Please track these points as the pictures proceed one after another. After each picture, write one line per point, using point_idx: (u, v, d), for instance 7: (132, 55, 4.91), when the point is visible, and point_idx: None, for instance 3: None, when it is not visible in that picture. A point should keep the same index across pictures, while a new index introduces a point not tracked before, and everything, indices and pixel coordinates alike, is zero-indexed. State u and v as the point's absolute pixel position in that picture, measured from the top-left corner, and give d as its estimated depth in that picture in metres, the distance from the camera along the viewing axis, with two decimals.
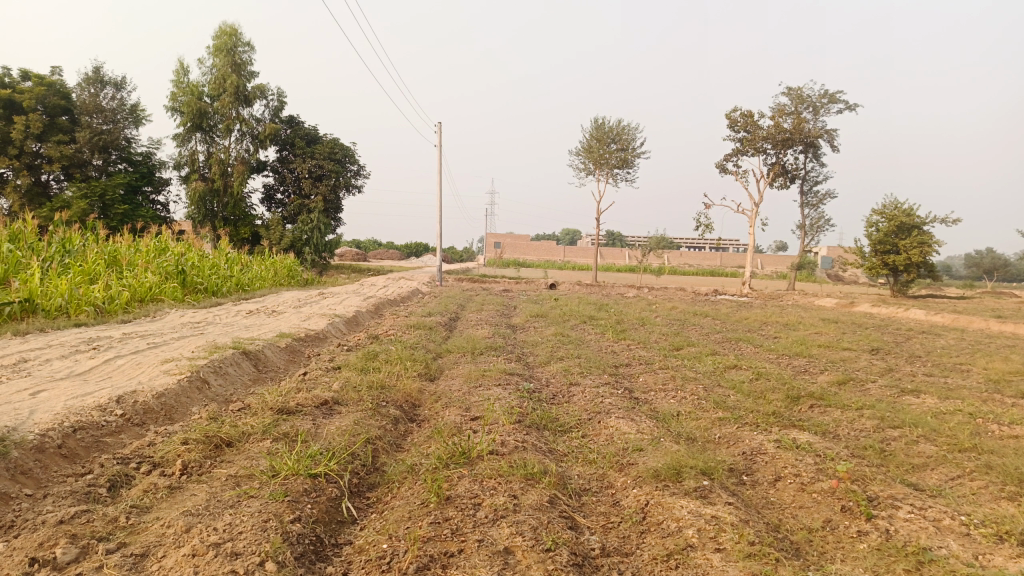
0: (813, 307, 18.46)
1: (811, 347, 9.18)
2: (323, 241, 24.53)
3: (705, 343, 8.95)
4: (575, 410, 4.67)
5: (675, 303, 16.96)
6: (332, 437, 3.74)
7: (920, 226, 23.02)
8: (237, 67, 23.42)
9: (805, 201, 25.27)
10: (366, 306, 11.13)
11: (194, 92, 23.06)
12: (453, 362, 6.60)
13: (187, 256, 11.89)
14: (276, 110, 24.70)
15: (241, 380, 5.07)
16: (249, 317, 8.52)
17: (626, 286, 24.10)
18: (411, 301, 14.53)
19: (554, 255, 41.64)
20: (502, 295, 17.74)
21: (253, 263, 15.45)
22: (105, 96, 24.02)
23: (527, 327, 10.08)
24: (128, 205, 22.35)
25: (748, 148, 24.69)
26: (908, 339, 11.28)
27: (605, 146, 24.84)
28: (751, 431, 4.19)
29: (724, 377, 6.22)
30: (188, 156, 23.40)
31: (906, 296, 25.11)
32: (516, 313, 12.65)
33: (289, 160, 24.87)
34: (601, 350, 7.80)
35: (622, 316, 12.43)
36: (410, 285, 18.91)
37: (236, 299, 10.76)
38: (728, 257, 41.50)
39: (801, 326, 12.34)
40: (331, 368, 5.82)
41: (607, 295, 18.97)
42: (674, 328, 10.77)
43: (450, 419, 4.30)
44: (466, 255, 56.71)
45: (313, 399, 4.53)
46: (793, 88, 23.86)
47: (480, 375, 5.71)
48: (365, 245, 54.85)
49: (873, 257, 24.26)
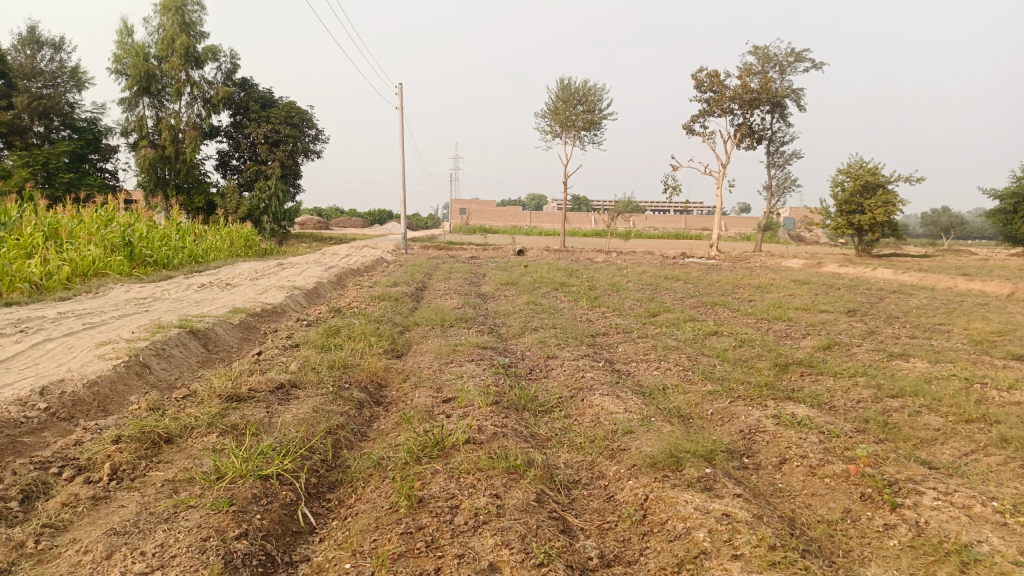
0: (781, 268, 18.42)
1: (788, 310, 8.98)
2: (282, 209, 23.72)
3: (681, 308, 8.68)
4: (555, 387, 4.32)
5: (644, 267, 16.72)
6: (288, 428, 3.33)
7: (885, 185, 23.05)
8: (185, 27, 22.22)
9: (771, 161, 25.13)
10: (327, 277, 10.63)
11: (140, 54, 21.85)
12: (421, 336, 6.19)
13: (135, 226, 11.20)
14: (228, 72, 23.59)
15: (187, 363, 4.61)
16: (201, 291, 7.97)
17: (594, 250, 23.87)
18: (375, 270, 14.01)
19: (520, 221, 41.22)
20: (470, 262, 17.33)
21: (208, 233, 14.76)
22: (43, 58, 22.65)
23: (497, 295, 9.69)
24: (74, 173, 21.26)
25: (715, 108, 24.42)
26: (881, 299, 11.18)
27: (571, 108, 24.32)
28: (746, 406, 3.88)
29: (708, 345, 5.92)
30: (135, 121, 22.29)
31: (871, 255, 25.29)
32: (485, 280, 12.27)
33: (244, 125, 23.87)
34: (575, 319, 7.46)
35: (593, 282, 12.11)
36: (374, 253, 18.36)
37: (188, 272, 10.16)
38: (693, 220, 41.48)
39: (773, 288, 12.19)
40: (290, 346, 5.38)
41: (576, 260, 18.67)
42: (647, 293, 10.48)
43: (421, 402, 3.91)
44: (430, 221, 55.96)
45: (267, 383, 4.10)
46: (760, 47, 23.57)
47: (451, 350, 5.32)
48: (326, 213, 53.86)
49: (838, 217, 24.30)
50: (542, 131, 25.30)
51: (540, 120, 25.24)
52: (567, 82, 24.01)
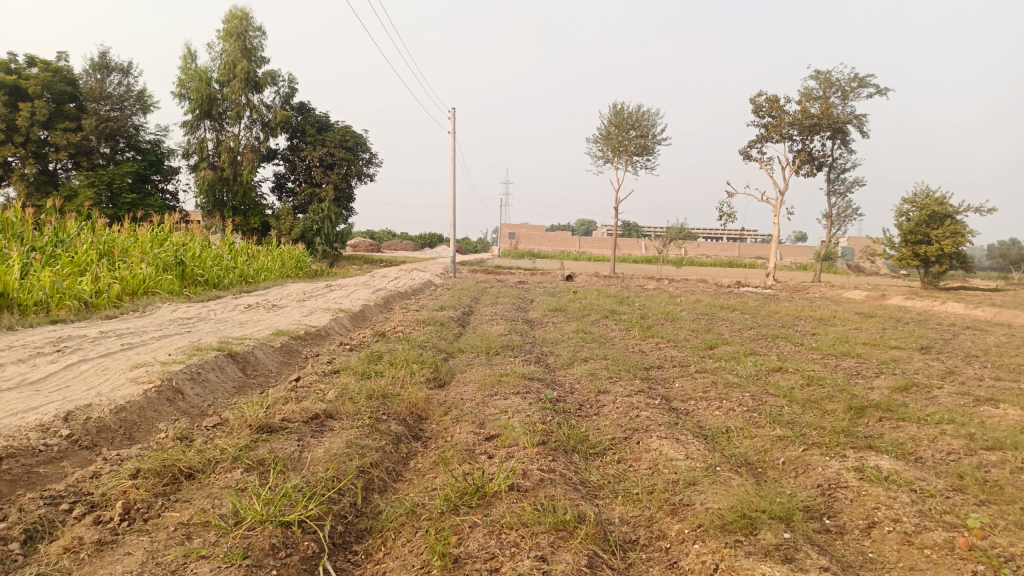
0: (842, 300, 17.67)
1: (856, 345, 8.43)
2: (334, 231, 23.96)
3: (740, 340, 8.22)
4: (607, 427, 3.98)
5: (698, 296, 16.20)
6: (317, 465, 3.08)
7: (953, 215, 22.03)
8: (247, 52, 22.78)
9: (831, 189, 24.33)
10: (374, 300, 10.50)
11: (203, 78, 22.46)
12: (466, 364, 5.92)
13: (188, 246, 11.29)
14: (286, 96, 24.07)
15: (222, 389, 4.42)
16: (247, 312, 7.88)
17: (645, 278, 23.42)
18: (422, 293, 13.87)
19: (570, 246, 40.93)
20: (518, 287, 17.10)
21: (260, 253, 14.88)
22: (112, 83, 23.49)
23: (545, 322, 9.38)
24: (136, 193, 21.90)
25: (773, 134, 23.83)
26: (955, 335, 10.49)
27: (624, 133, 24.03)
28: (823, 456, 3.48)
29: (772, 383, 5.50)
30: (196, 144, 22.87)
31: (938, 287, 24.15)
32: (533, 306, 11.98)
33: (300, 148, 24.27)
34: (628, 350, 7.11)
35: (645, 310, 11.71)
36: (422, 276, 18.29)
37: (237, 292, 10.15)
38: (747, 248, 40.54)
39: (837, 321, 11.57)
40: (330, 372, 5.17)
41: (627, 287, 18.27)
42: (703, 323, 10.04)
43: (462, 439, 3.62)
44: (480, 245, 56.10)
45: (301, 412, 3.87)
46: (821, 72, 22.96)
47: (496, 381, 5.02)
48: (378, 235, 54.52)
49: (902, 247, 23.32)
50: (594, 156, 25.05)
51: (593, 145, 24.99)
52: (620, 107, 23.78)
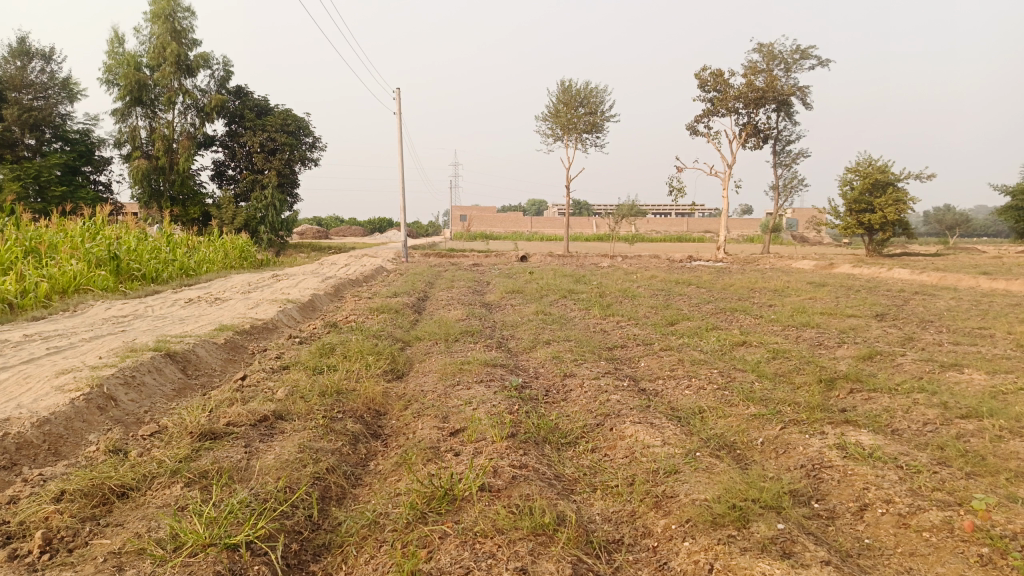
0: (792, 270, 17.94)
1: (814, 315, 8.44)
2: (279, 219, 23.26)
3: (700, 315, 8.14)
4: (577, 413, 3.79)
5: (653, 271, 16.19)
6: (267, 473, 2.80)
7: (895, 183, 22.52)
8: (177, 35, 21.78)
9: (777, 161, 24.62)
10: (324, 288, 10.12)
11: (131, 63, 21.40)
12: (424, 352, 5.67)
13: (123, 239, 10.68)
14: (222, 80, 23.15)
15: (160, 392, 4.08)
16: (188, 306, 7.45)
17: (599, 255, 23.36)
18: (374, 280, 13.49)
19: (521, 226, 40.75)
20: (472, 269, 16.84)
21: (201, 244, 14.27)
22: (33, 70, 22.20)
23: (503, 305, 9.16)
24: (66, 186, 20.83)
25: (720, 108, 23.95)
26: (905, 301, 10.65)
27: (573, 111, 23.84)
28: (802, 435, 3.35)
29: (739, 358, 5.39)
30: (128, 132, 21.83)
31: (882, 254, 24.73)
32: (489, 288, 11.75)
33: (239, 134, 23.41)
34: (589, 329, 6.95)
35: (602, 287, 11.58)
36: (374, 262, 17.90)
37: (178, 286, 9.64)
38: (696, 223, 40.97)
39: (791, 292, 11.65)
40: (279, 369, 4.85)
41: (581, 266, 18.21)
42: (661, 299, 9.96)
43: (425, 436, 3.38)
44: (431, 228, 55.47)
45: (247, 415, 3.58)
46: (764, 44, 23.12)
47: (457, 369, 4.78)
48: (326, 222, 53.41)
49: (847, 216, 23.78)
50: (543, 134, 24.80)
51: (541, 124, 24.73)
52: (568, 84, 23.54)
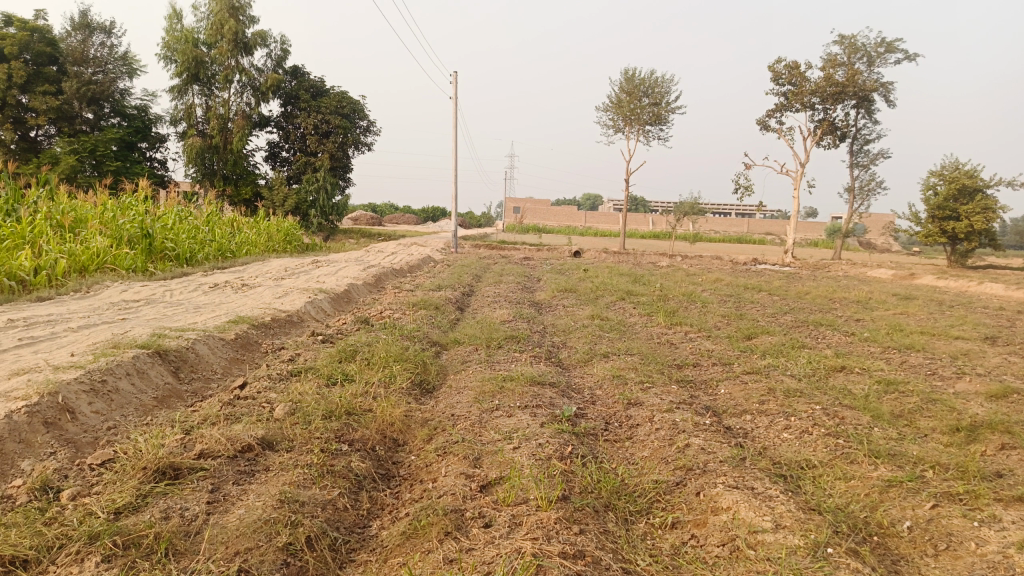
0: (868, 279, 16.61)
1: (910, 334, 7.35)
2: (330, 203, 22.87)
3: (779, 329, 7.16)
4: (647, 465, 2.91)
5: (716, 274, 15.08)
6: (219, 548, 2.01)
7: (985, 189, 20.75)
8: (235, 12, 21.51)
9: (853, 161, 23.05)
10: (364, 278, 9.44)
11: (189, 39, 21.22)
12: (461, 361, 4.85)
13: (159, 215, 10.19)
14: (278, 60, 22.83)
15: (137, 402, 3.35)
16: (210, 292, 6.80)
17: (657, 255, 22.28)
18: (419, 270, 12.84)
19: (575, 220, 39.78)
20: (523, 263, 16.05)
21: (245, 225, 13.82)
22: (95, 44, 22.20)
23: (555, 306, 8.30)
24: (122, 162, 20.75)
25: (793, 103, 22.55)
26: (1011, 321, 9.37)
27: (636, 101, 22.74)
28: (968, 523, 2.40)
29: (842, 390, 4.42)
30: (184, 109, 21.67)
31: (965, 266, 22.88)
32: (540, 285, 10.93)
33: (294, 115, 23.04)
34: (653, 341, 6.05)
35: (663, 290, 10.60)
36: (423, 251, 17.30)
37: (210, 268, 9.05)
38: (757, 224, 39.33)
39: (875, 304, 10.48)
40: (288, 375, 4.09)
41: (637, 264, 17.32)
42: (731, 306, 8.98)
43: (448, 486, 2.56)
44: (484, 218, 54.92)
45: (226, 444, 2.81)
46: (846, 36, 21.62)
47: (498, 388, 3.94)
48: (380, 208, 53.33)
49: (929, 223, 22.07)
50: (604, 125, 23.79)
51: (603, 114, 23.72)
52: (632, 73, 22.45)
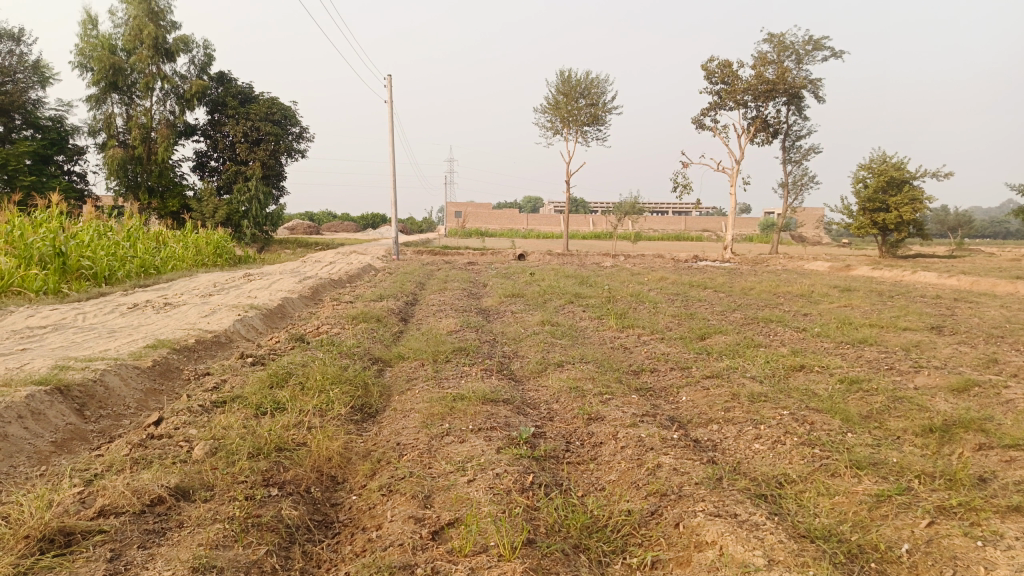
0: (807, 272, 16.90)
1: (860, 327, 7.30)
2: (263, 213, 22.07)
3: (731, 327, 7.02)
4: (617, 493, 2.63)
5: (661, 273, 15.04)
6: None
7: (911, 181, 21.40)
8: (155, 17, 20.56)
9: (787, 157, 23.51)
10: (300, 290, 8.96)
11: (106, 46, 20.18)
12: (406, 379, 4.49)
13: (73, 232, 9.48)
14: (203, 66, 21.93)
15: (29, 449, 2.88)
16: (128, 314, 6.25)
17: (600, 255, 22.21)
18: (359, 279, 12.36)
19: (517, 223, 39.61)
20: (466, 268, 15.72)
21: (171, 240, 13.09)
22: (1, 52, 20.86)
23: (502, 312, 7.98)
24: (36, 176, 19.55)
25: (727, 101, 22.86)
26: (950, 309, 9.52)
27: (573, 102, 22.68)
28: (972, 542, 2.19)
29: (806, 391, 4.24)
30: (103, 119, 20.56)
31: (896, 256, 23.56)
32: (485, 291, 10.62)
33: (222, 122, 22.16)
34: (607, 346, 5.82)
35: (610, 291, 10.42)
36: (363, 260, 16.80)
37: (131, 287, 8.43)
38: (695, 221, 39.90)
39: (820, 297, 10.52)
40: (211, 407, 3.66)
41: (581, 266, 17.20)
42: (680, 306, 8.84)
43: (395, 535, 2.23)
44: (425, 224, 54.28)
45: (132, 498, 2.40)
46: (775, 34, 22.03)
47: (447, 409, 3.61)
48: (318, 217, 52.11)
49: (860, 215, 22.65)
50: (542, 127, 23.67)
51: (540, 115, 23.59)
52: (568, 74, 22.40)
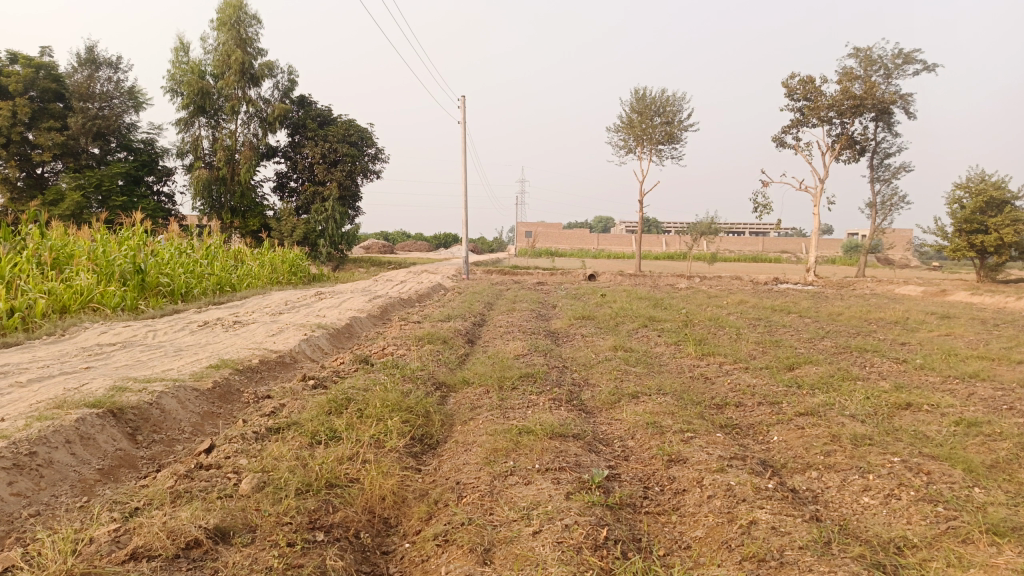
0: (898, 297, 15.91)
1: (968, 359, 6.63)
2: (339, 232, 22.46)
3: (821, 357, 6.48)
4: (704, 558, 2.27)
5: (740, 296, 14.41)
6: None
7: (1013, 201, 19.96)
8: (242, 43, 21.33)
9: (874, 175, 22.38)
10: (368, 310, 8.88)
11: (196, 71, 21.04)
12: (470, 407, 4.22)
13: (154, 250, 9.72)
14: (286, 90, 22.60)
15: (73, 477, 2.74)
16: (198, 332, 6.24)
17: (674, 276, 21.58)
18: (429, 299, 12.28)
19: (588, 243, 39.21)
20: (536, 288, 15.49)
21: (249, 258, 13.35)
22: (100, 78, 22.04)
23: (572, 336, 7.67)
24: (128, 196, 20.47)
25: (810, 118, 21.98)
26: None
27: (648, 120, 22.26)
28: None
29: (916, 434, 3.75)
30: (190, 141, 21.38)
31: (996, 280, 21.98)
32: (555, 312, 10.33)
33: (301, 144, 22.72)
34: (685, 376, 5.42)
35: (686, 315, 9.96)
36: (433, 279, 16.78)
37: (205, 304, 8.52)
38: (772, 242, 38.59)
39: (916, 325, 9.76)
40: (266, 434, 3.48)
41: (655, 288, 16.72)
42: (763, 332, 8.31)
43: None
44: (497, 244, 54.44)
45: (168, 540, 2.20)
46: (861, 48, 21.10)
47: (512, 444, 3.32)
48: (392, 237, 53.01)
49: (956, 237, 21.27)
50: (615, 146, 23.31)
51: (614, 134, 23.24)
52: (642, 92, 22.01)
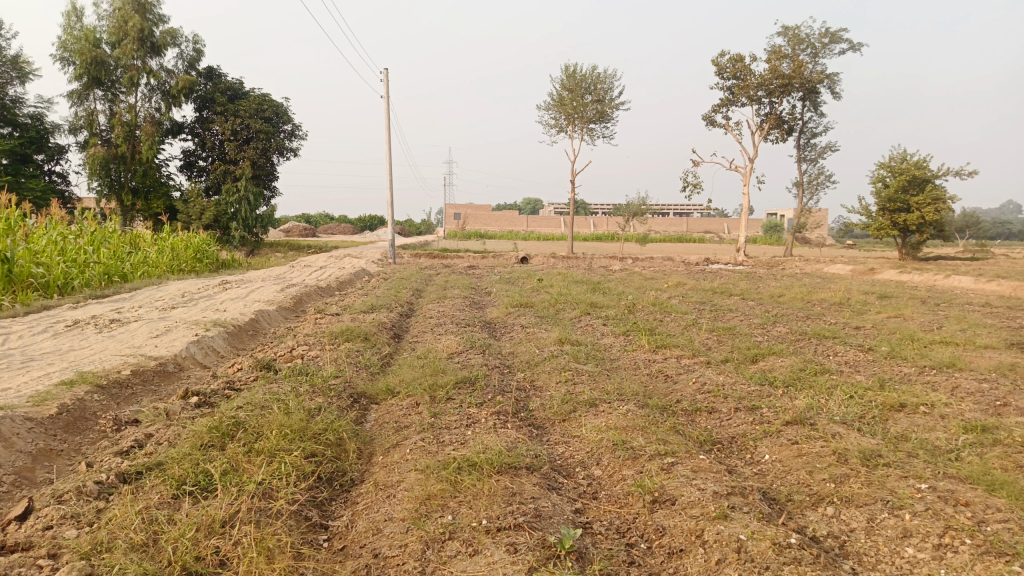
0: (830, 276, 15.91)
1: (933, 344, 6.21)
2: (253, 215, 21.04)
3: (782, 346, 5.93)
4: None
5: (676, 278, 14.03)
6: None
7: (934, 179, 20.30)
8: (142, 8, 19.49)
9: (801, 155, 22.47)
10: (281, 302, 7.89)
11: (88, 38, 19.09)
12: (394, 429, 3.40)
13: (26, 235, 8.40)
14: (191, 60, 20.85)
15: None
16: (63, 336, 5.16)
17: (607, 258, 21.24)
18: (351, 286, 11.31)
19: (517, 225, 38.60)
20: (466, 273, 14.70)
21: (147, 244, 12.02)
22: None
23: (510, 328, 6.91)
24: (13, 176, 18.45)
25: (739, 97, 21.82)
26: (1014, 320, 8.44)
27: (578, 98, 21.63)
28: None
29: (930, 449, 3.14)
30: (84, 116, 19.43)
31: (917, 257, 22.46)
32: (489, 300, 9.58)
33: (209, 119, 21.05)
34: (642, 375, 4.75)
35: (629, 300, 9.36)
36: (358, 264, 15.79)
37: (86, 299, 7.33)
38: (697, 223, 38.94)
39: (860, 306, 9.47)
40: (114, 485, 2.57)
41: (590, 270, 16.22)
42: (713, 318, 7.77)
43: None
44: (424, 226, 53.22)
45: None
46: (790, 27, 20.99)
47: (451, 487, 2.52)
48: (315, 219, 51.02)
49: (880, 216, 21.57)
50: (546, 124, 22.61)
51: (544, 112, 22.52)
52: (573, 69, 21.32)
